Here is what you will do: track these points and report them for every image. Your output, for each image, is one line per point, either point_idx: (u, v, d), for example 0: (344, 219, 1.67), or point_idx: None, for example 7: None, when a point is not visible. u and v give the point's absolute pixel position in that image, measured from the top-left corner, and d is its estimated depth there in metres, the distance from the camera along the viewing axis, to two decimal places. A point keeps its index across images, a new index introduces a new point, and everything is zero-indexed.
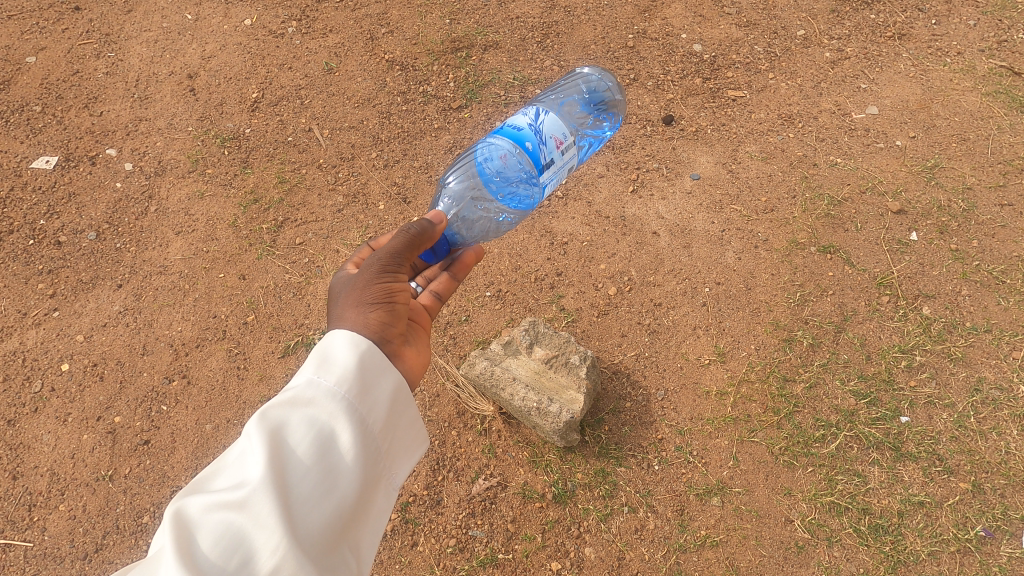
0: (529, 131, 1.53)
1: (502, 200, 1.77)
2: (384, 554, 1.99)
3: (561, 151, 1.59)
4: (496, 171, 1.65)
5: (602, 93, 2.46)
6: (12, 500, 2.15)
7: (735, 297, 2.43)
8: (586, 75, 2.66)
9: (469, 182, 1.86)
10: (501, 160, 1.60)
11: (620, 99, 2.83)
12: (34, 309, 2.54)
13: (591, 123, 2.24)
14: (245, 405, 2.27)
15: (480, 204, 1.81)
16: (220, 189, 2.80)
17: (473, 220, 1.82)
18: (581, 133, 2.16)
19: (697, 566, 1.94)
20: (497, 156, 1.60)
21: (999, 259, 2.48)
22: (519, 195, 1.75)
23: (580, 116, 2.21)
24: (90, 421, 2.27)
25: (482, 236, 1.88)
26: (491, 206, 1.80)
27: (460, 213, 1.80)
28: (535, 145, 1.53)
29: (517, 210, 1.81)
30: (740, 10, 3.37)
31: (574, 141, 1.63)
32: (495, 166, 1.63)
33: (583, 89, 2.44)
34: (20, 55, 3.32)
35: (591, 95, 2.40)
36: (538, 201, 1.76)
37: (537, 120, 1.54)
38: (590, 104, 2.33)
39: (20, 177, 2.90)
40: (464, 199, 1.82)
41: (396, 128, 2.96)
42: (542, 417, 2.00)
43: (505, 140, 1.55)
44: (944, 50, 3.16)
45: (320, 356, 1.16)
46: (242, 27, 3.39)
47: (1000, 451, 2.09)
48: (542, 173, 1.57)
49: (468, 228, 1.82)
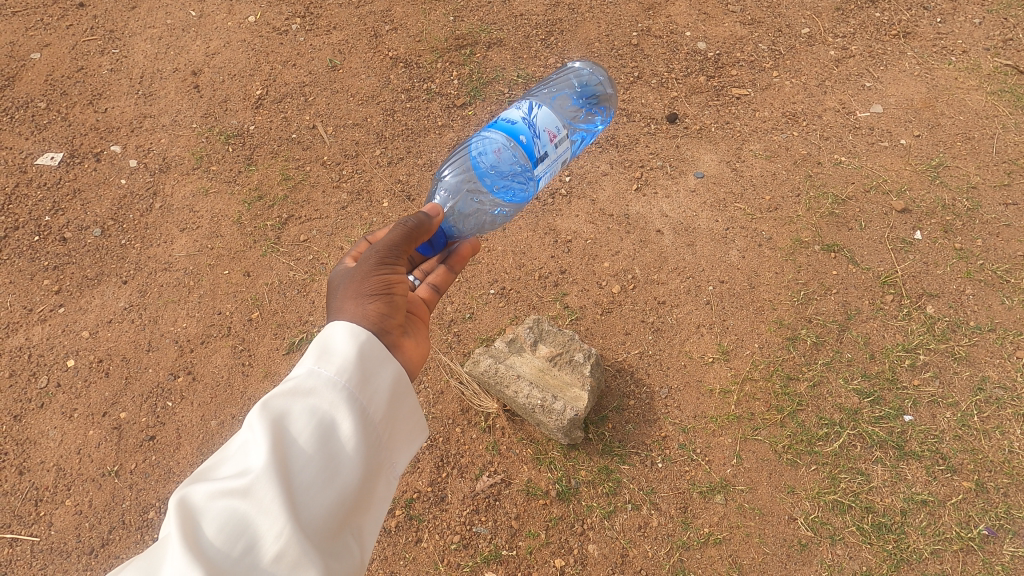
0: (524, 124, 1.52)
1: (497, 195, 1.76)
2: (389, 550, 2.00)
3: (554, 144, 1.57)
4: (491, 165, 1.69)
5: (593, 88, 2.48)
6: (18, 496, 2.16)
7: (739, 296, 2.43)
8: (577, 69, 2.66)
9: (465, 175, 1.87)
10: (495, 154, 1.67)
11: (612, 94, 2.85)
12: (40, 305, 2.55)
13: (583, 117, 2.24)
14: (250, 400, 2.28)
15: (475, 197, 1.80)
16: (224, 186, 2.81)
17: (469, 214, 1.81)
18: (574, 128, 2.15)
19: (700, 564, 1.94)
20: (491, 150, 1.66)
21: (1003, 258, 2.48)
22: (514, 188, 1.73)
23: (572, 110, 2.21)
24: (96, 417, 2.28)
25: (478, 229, 1.88)
26: (486, 199, 1.79)
27: (457, 206, 1.80)
28: (529, 138, 1.52)
29: (512, 204, 1.80)
30: (745, 8, 3.36)
31: (568, 135, 1.62)
32: (490, 161, 1.68)
33: (575, 83, 2.45)
34: (25, 51, 3.33)
35: (582, 89, 2.41)
36: (533, 196, 1.74)
37: (530, 114, 1.53)
38: (581, 98, 2.34)
39: (25, 173, 2.91)
40: (460, 192, 1.83)
41: (400, 125, 2.96)
42: (545, 414, 2.01)
43: (500, 134, 1.56)
44: (949, 49, 3.16)
45: (320, 347, 1.16)
46: (246, 23, 3.39)
47: (1004, 450, 2.09)
48: (536, 166, 1.55)
49: (465, 222, 1.81)
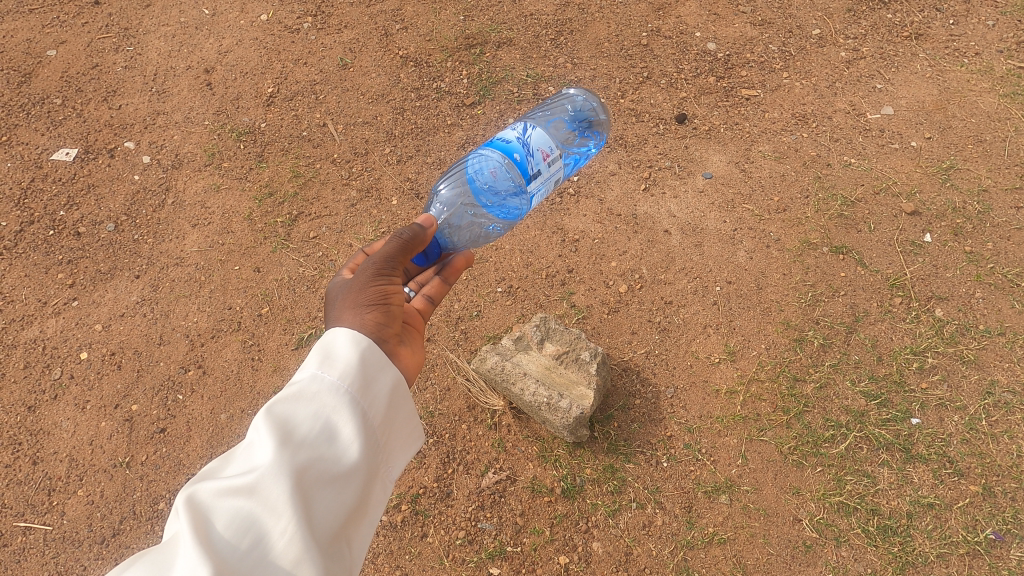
0: (518, 143, 1.52)
1: (491, 211, 1.79)
2: (394, 544, 2.02)
3: (548, 163, 1.58)
4: (487, 184, 1.72)
5: (587, 112, 2.49)
6: (32, 485, 2.19)
7: (746, 296, 2.43)
8: (572, 96, 2.68)
9: (460, 190, 1.87)
10: (491, 173, 1.69)
11: (608, 120, 2.89)
12: (54, 298, 2.59)
13: (578, 141, 2.26)
14: (259, 395, 2.30)
15: (470, 210, 1.81)
16: (236, 183, 2.84)
17: (464, 227, 1.83)
18: (567, 151, 2.16)
19: (705, 563, 1.95)
20: (487, 168, 1.68)
21: (1014, 261, 2.46)
22: (508, 206, 1.75)
23: (567, 133, 2.23)
24: (108, 409, 2.32)
25: (472, 242, 1.89)
26: (480, 213, 1.81)
27: (450, 219, 1.81)
28: (522, 156, 1.52)
29: (506, 220, 1.82)
30: (755, 8, 3.35)
31: (561, 154, 1.63)
32: (486, 178, 1.70)
33: (569, 108, 2.47)
34: (41, 48, 3.37)
35: (577, 114, 2.43)
36: (526, 214, 1.76)
37: (524, 133, 1.54)
38: (575, 122, 2.35)
39: (40, 168, 2.95)
40: (455, 205, 1.83)
41: (409, 124, 2.98)
42: (552, 412, 2.02)
43: (495, 151, 1.57)
44: (962, 50, 3.14)
45: (324, 351, 1.18)
46: (258, 22, 3.42)
47: (1012, 454, 2.08)
48: (530, 183, 1.56)
49: (459, 234, 1.83)
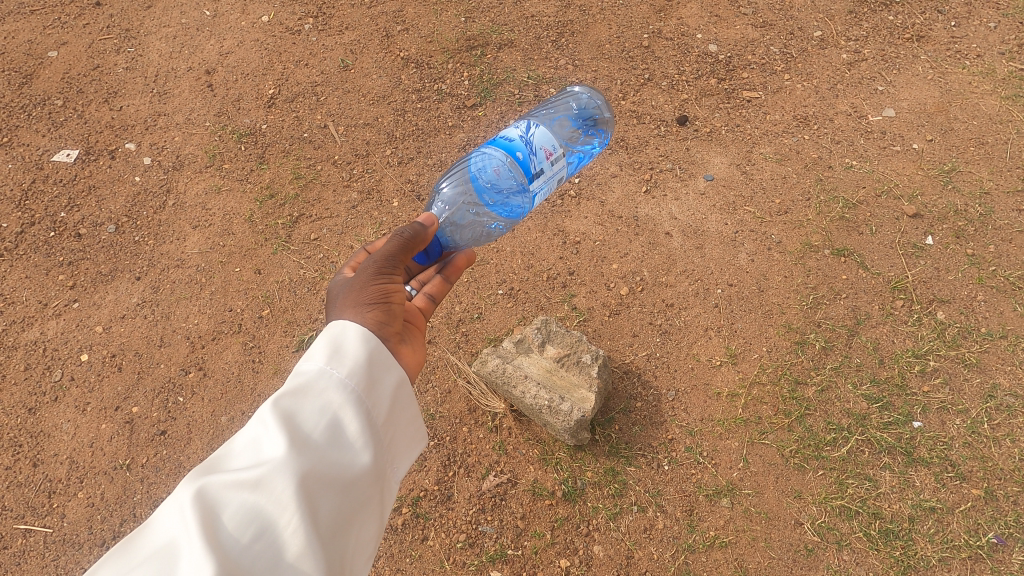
0: (521, 142, 1.52)
1: (494, 209, 1.78)
2: (395, 547, 2.02)
3: (550, 162, 1.57)
4: (490, 182, 1.72)
5: (591, 111, 2.50)
6: (32, 487, 2.19)
7: (748, 299, 2.43)
8: (577, 94, 2.67)
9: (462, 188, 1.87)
10: (494, 171, 1.68)
11: (609, 117, 2.88)
12: (55, 300, 2.59)
13: (581, 138, 2.25)
14: (259, 397, 2.30)
15: (472, 209, 1.81)
16: (237, 185, 2.84)
17: (466, 225, 1.82)
18: (570, 148, 2.17)
19: (706, 567, 1.95)
20: (491, 167, 1.68)
21: (1016, 264, 2.46)
22: (511, 205, 1.75)
23: (571, 131, 2.23)
24: (108, 411, 2.31)
25: (474, 241, 1.89)
26: (483, 212, 1.80)
27: (452, 218, 1.80)
28: (525, 155, 1.52)
29: (509, 219, 1.81)
30: (757, 10, 3.35)
31: (564, 153, 1.62)
32: (489, 177, 1.71)
33: (573, 105, 2.46)
34: (42, 50, 3.37)
35: (580, 112, 2.43)
36: (529, 213, 1.76)
37: (528, 132, 1.53)
38: (579, 120, 2.35)
39: (41, 170, 2.95)
40: (457, 204, 1.82)
41: (410, 125, 2.98)
42: (553, 415, 2.01)
43: (497, 150, 1.57)
44: (964, 52, 3.13)
45: (333, 346, 1.17)
46: (260, 23, 3.42)
47: (1014, 457, 2.07)
48: (532, 182, 1.55)
49: (461, 233, 1.82)
